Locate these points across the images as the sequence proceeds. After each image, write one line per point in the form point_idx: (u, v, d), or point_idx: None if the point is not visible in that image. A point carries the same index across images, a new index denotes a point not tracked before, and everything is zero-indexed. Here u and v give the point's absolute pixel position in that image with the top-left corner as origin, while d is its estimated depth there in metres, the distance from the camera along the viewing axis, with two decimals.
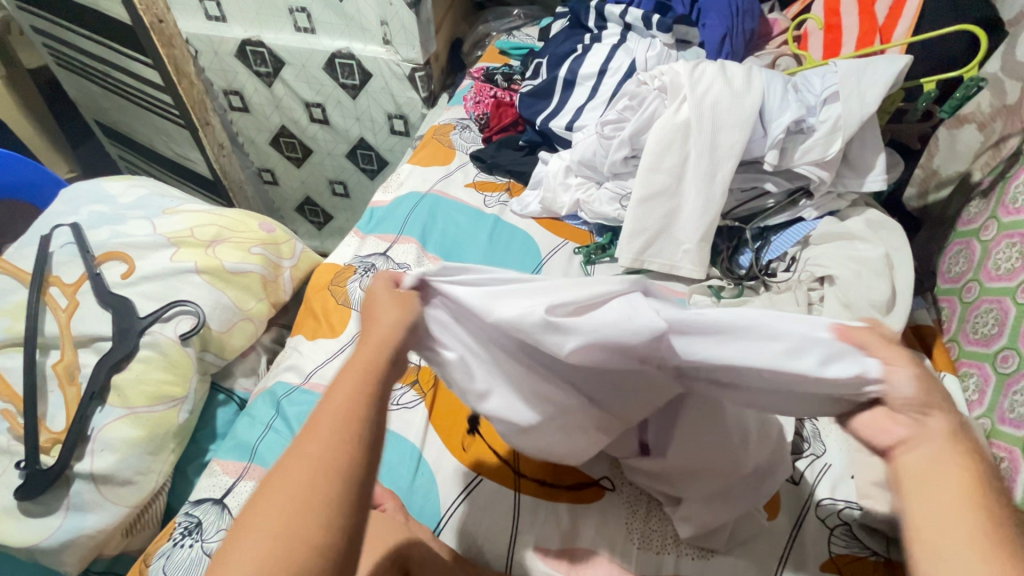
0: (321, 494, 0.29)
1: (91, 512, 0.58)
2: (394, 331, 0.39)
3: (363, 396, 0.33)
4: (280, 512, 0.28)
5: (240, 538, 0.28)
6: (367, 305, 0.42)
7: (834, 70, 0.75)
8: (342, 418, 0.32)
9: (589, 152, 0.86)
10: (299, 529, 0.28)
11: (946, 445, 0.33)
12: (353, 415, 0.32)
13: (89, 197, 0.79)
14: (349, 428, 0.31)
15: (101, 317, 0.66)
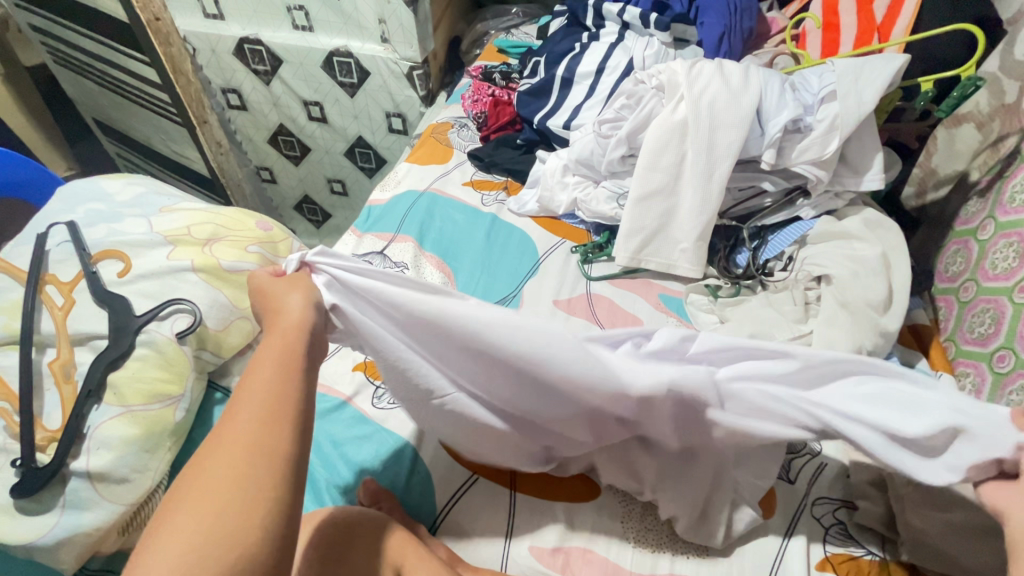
0: (253, 476, 0.34)
1: (88, 510, 0.58)
2: (301, 318, 0.45)
3: (283, 382, 0.39)
4: (215, 494, 0.33)
5: (177, 513, 0.32)
6: (265, 297, 0.48)
7: (832, 68, 0.75)
8: (267, 411, 0.37)
9: (586, 151, 0.86)
10: (234, 506, 0.33)
11: None
12: (276, 407, 0.37)
13: (86, 195, 0.79)
14: (274, 419, 0.37)
15: (97, 315, 0.66)
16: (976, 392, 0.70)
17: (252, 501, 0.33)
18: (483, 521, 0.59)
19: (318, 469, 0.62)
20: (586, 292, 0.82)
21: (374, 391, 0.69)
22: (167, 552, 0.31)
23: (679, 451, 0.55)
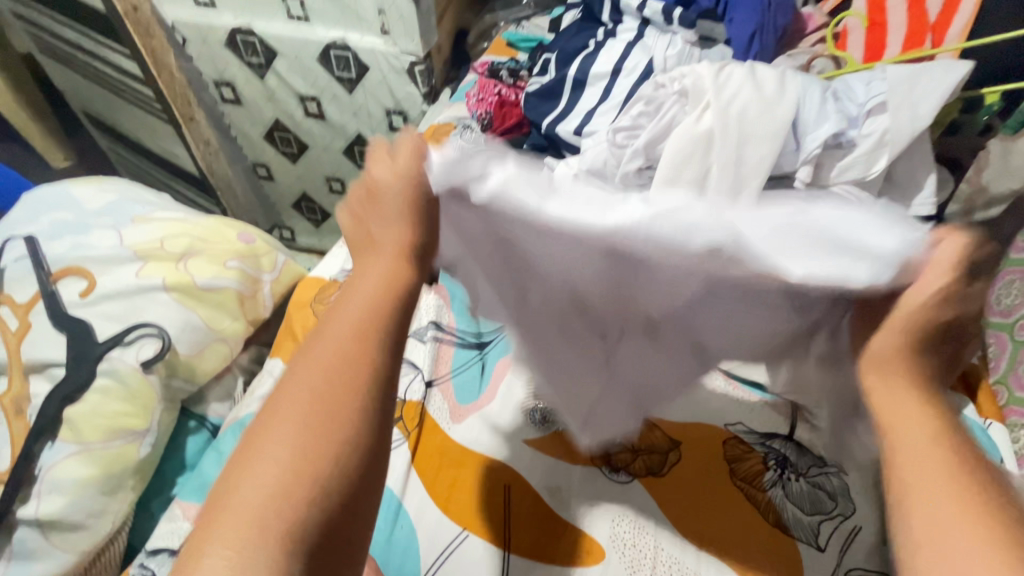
0: (327, 428, 0.31)
1: (37, 560, 0.53)
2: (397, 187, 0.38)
3: (364, 335, 0.34)
4: (287, 437, 0.31)
5: (241, 481, 0.30)
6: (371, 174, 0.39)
7: (881, 76, 0.66)
8: (328, 378, 0.33)
9: (599, 161, 0.78)
10: (305, 465, 0.30)
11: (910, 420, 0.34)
12: (345, 362, 0.33)
13: (53, 203, 0.73)
14: (343, 381, 0.33)
15: (55, 340, 0.60)
16: None
17: (316, 460, 0.30)
18: None
19: None
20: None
21: None
22: (249, 499, 0.29)
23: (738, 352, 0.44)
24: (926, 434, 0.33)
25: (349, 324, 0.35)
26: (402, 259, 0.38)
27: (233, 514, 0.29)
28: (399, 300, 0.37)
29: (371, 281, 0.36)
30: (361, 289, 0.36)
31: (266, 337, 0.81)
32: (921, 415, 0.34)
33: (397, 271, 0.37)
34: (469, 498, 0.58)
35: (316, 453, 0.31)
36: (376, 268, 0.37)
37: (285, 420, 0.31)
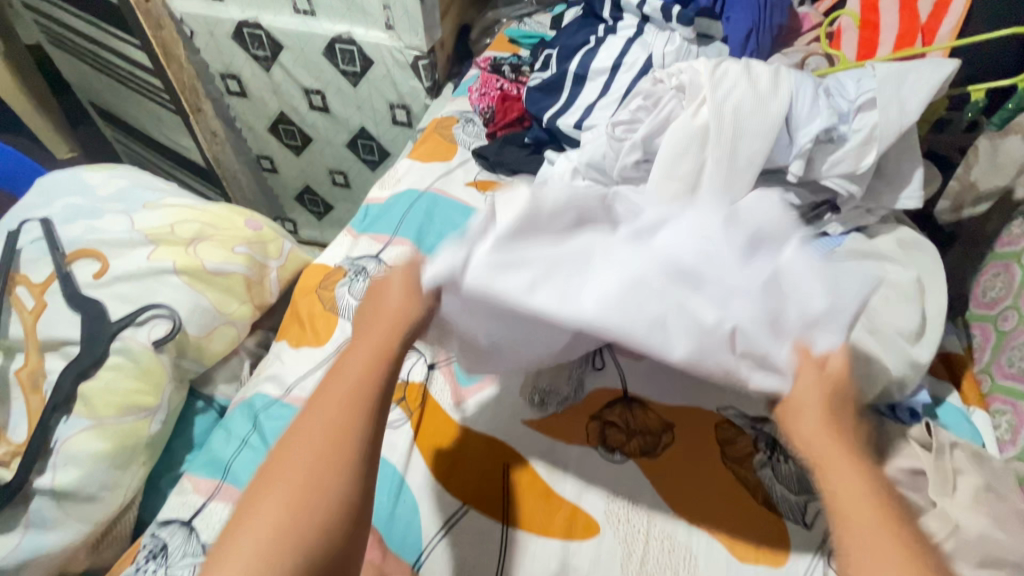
0: (325, 484, 0.41)
1: (52, 529, 0.56)
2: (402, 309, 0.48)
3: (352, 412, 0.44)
4: (291, 486, 0.41)
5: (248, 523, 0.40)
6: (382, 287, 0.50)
7: (871, 73, 0.68)
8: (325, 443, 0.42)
9: (598, 154, 0.80)
10: (303, 514, 0.40)
11: (822, 432, 0.43)
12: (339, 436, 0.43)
13: (66, 188, 0.75)
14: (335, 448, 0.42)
15: (69, 319, 0.62)
16: (1012, 433, 0.65)
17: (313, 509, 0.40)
18: (468, 558, 0.56)
19: None
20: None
21: None
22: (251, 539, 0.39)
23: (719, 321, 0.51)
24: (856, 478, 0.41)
25: (339, 401, 0.44)
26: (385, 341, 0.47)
27: (253, 527, 0.39)
28: (381, 377, 0.46)
29: (359, 363, 0.46)
30: (351, 369, 0.46)
31: (271, 322, 0.83)
32: (828, 429, 0.43)
33: (380, 352, 0.47)
34: (469, 474, 0.61)
35: (308, 498, 0.40)
36: (366, 351, 0.47)
37: (286, 472, 0.41)
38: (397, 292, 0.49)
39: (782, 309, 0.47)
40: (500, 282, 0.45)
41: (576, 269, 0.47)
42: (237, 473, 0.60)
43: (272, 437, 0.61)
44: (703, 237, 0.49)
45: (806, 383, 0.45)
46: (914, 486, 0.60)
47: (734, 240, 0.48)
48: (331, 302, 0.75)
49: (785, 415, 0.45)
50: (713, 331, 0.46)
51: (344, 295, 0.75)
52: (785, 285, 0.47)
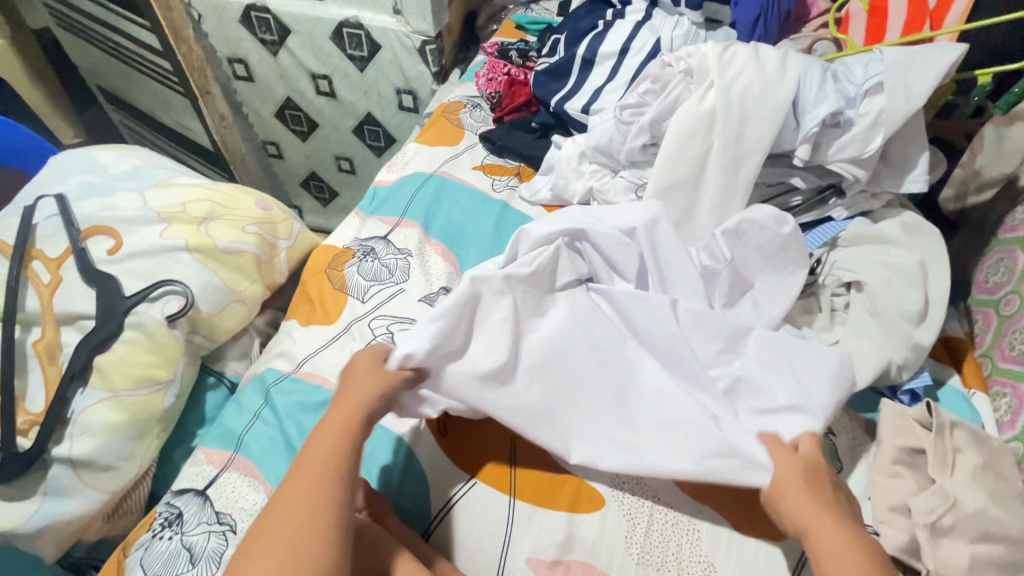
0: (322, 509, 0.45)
1: (69, 497, 0.57)
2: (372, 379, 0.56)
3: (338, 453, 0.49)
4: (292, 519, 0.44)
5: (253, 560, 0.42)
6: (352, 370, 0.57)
7: (879, 57, 0.68)
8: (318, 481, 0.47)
9: (605, 138, 0.81)
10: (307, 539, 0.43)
11: (805, 496, 0.51)
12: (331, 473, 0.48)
13: (79, 166, 0.76)
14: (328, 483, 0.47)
15: (84, 293, 0.63)
16: (1011, 414, 0.65)
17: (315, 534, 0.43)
18: (476, 530, 0.57)
19: None
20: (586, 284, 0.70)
21: None
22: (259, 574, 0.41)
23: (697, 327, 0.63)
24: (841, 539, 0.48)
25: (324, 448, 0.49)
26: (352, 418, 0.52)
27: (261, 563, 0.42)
28: (349, 452, 0.50)
29: (329, 441, 0.50)
30: (320, 446, 0.49)
31: (281, 303, 0.84)
32: (807, 493, 0.51)
33: (347, 427, 0.51)
34: (474, 448, 0.62)
35: (290, 572, 0.41)
36: (335, 430, 0.51)
37: (265, 552, 0.42)
38: (366, 375, 0.56)
39: (737, 389, 0.62)
40: (479, 373, 0.60)
41: (552, 363, 0.61)
42: (249, 445, 0.61)
43: (284, 410, 0.63)
44: (658, 346, 0.63)
45: (786, 470, 0.53)
46: (913, 464, 0.61)
47: (712, 335, 0.63)
48: (341, 282, 0.76)
49: (772, 494, 0.53)
50: (710, 433, 0.57)
51: (353, 275, 0.76)
52: (748, 380, 0.62)
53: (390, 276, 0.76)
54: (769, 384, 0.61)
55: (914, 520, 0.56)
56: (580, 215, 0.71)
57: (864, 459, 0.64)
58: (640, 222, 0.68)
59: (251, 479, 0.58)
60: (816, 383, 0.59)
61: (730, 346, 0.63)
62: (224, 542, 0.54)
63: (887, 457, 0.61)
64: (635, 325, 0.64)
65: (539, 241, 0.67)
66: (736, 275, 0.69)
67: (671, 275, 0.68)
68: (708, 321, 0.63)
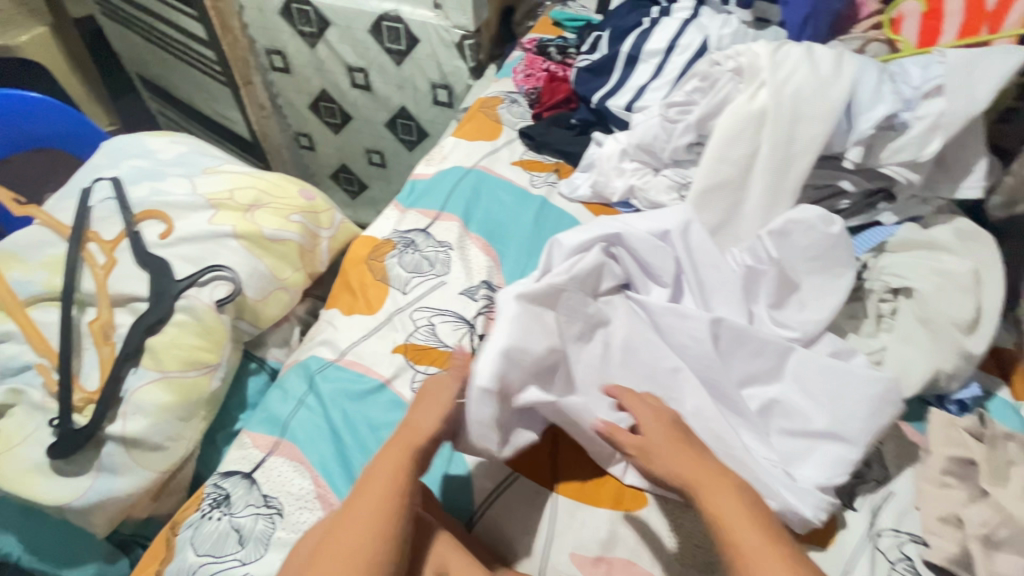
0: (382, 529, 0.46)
1: (121, 475, 0.58)
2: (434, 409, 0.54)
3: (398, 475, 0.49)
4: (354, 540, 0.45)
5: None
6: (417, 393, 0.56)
7: (939, 60, 0.67)
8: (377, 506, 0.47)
9: (649, 135, 0.80)
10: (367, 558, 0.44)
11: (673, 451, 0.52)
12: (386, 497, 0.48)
13: (131, 151, 0.77)
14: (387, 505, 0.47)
15: (138, 276, 0.65)
16: None
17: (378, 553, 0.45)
18: (519, 523, 0.57)
19: (353, 454, 0.60)
20: (623, 290, 0.70)
21: (413, 375, 0.65)
22: None
23: (734, 344, 0.63)
24: (734, 498, 0.47)
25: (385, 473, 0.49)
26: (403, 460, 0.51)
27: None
28: (402, 498, 0.48)
29: (386, 475, 0.49)
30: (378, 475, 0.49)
31: (320, 292, 0.85)
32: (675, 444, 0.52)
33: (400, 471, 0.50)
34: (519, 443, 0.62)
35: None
36: (391, 463, 0.50)
37: None
38: (426, 402, 0.55)
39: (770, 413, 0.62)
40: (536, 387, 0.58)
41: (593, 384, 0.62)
42: (295, 432, 0.62)
43: (330, 398, 0.63)
44: (694, 361, 0.62)
45: (654, 429, 0.54)
46: (963, 475, 0.59)
47: (751, 354, 0.63)
48: (382, 272, 0.76)
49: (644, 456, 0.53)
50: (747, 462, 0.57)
51: (393, 266, 0.77)
52: (786, 403, 0.62)
53: (431, 268, 0.76)
54: (804, 402, 0.61)
55: (966, 532, 0.55)
56: (611, 221, 0.71)
57: (911, 469, 0.63)
58: (674, 227, 0.69)
59: (297, 463, 0.59)
60: (854, 406, 0.58)
61: (767, 368, 0.63)
62: (271, 526, 0.55)
63: (936, 467, 0.60)
64: (671, 341, 0.64)
65: (575, 250, 0.67)
66: (783, 277, 0.68)
67: (708, 278, 0.68)
68: (748, 340, 0.63)
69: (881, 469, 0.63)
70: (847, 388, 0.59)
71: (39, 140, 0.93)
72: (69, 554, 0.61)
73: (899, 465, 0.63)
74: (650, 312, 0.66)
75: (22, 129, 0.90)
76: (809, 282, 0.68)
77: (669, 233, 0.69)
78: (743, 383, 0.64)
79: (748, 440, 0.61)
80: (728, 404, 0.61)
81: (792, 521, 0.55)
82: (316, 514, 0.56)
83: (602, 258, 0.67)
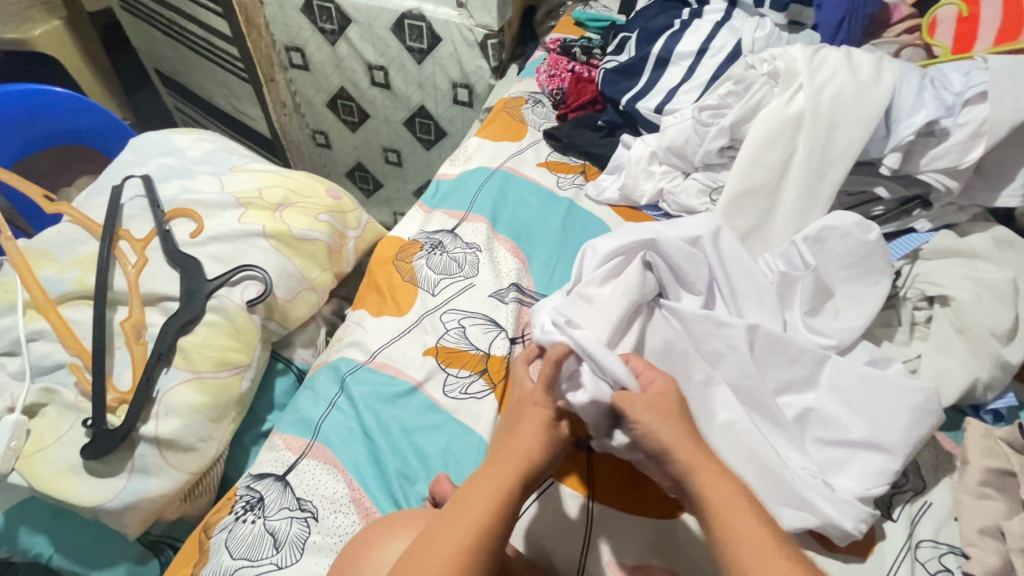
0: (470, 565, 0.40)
1: (154, 477, 0.57)
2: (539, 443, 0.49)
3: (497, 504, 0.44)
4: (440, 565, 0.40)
5: None
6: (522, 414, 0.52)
7: (983, 66, 0.66)
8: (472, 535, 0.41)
9: (680, 138, 0.79)
10: None
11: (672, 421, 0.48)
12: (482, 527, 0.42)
13: (159, 148, 0.77)
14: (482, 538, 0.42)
15: (169, 275, 0.64)
16: None
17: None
18: (555, 528, 0.56)
19: (387, 456, 0.60)
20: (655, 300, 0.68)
21: (445, 378, 0.65)
22: None
23: (770, 350, 0.63)
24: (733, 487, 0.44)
25: (485, 496, 0.44)
26: (505, 488, 0.45)
27: None
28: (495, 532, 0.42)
29: (484, 498, 0.44)
30: (477, 500, 0.44)
31: (345, 292, 0.85)
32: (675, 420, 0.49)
33: (499, 503, 0.44)
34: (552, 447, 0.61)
35: None
36: (492, 486, 0.45)
37: None
38: (530, 425, 0.50)
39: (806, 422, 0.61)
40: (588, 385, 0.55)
41: None
42: (327, 434, 0.61)
43: (363, 401, 0.63)
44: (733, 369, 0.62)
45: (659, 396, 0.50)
46: (1003, 486, 0.58)
47: (787, 361, 0.62)
48: (410, 273, 0.76)
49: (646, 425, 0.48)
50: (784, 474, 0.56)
51: (421, 267, 0.76)
52: (821, 412, 0.61)
53: (459, 270, 0.76)
54: (842, 411, 0.60)
55: (1008, 544, 0.54)
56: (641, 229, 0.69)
57: (947, 479, 0.62)
58: (704, 233, 0.68)
59: (330, 466, 0.59)
60: (894, 416, 0.58)
61: (803, 375, 0.62)
62: (306, 529, 0.54)
63: (974, 478, 0.59)
64: (705, 349, 0.64)
65: (608, 258, 0.66)
66: (819, 281, 0.65)
67: (740, 287, 0.67)
68: (784, 348, 0.62)
69: (917, 480, 0.62)
70: (886, 397, 0.59)
71: (52, 134, 0.91)
72: (100, 554, 0.61)
73: (935, 475, 0.62)
74: (684, 321, 0.65)
75: (30, 126, 0.88)
76: (844, 289, 0.67)
77: (700, 238, 0.68)
78: (779, 390, 0.63)
79: (783, 449, 0.60)
80: (765, 412, 0.61)
81: (832, 533, 0.55)
82: (351, 518, 0.55)
83: (633, 267, 0.65)
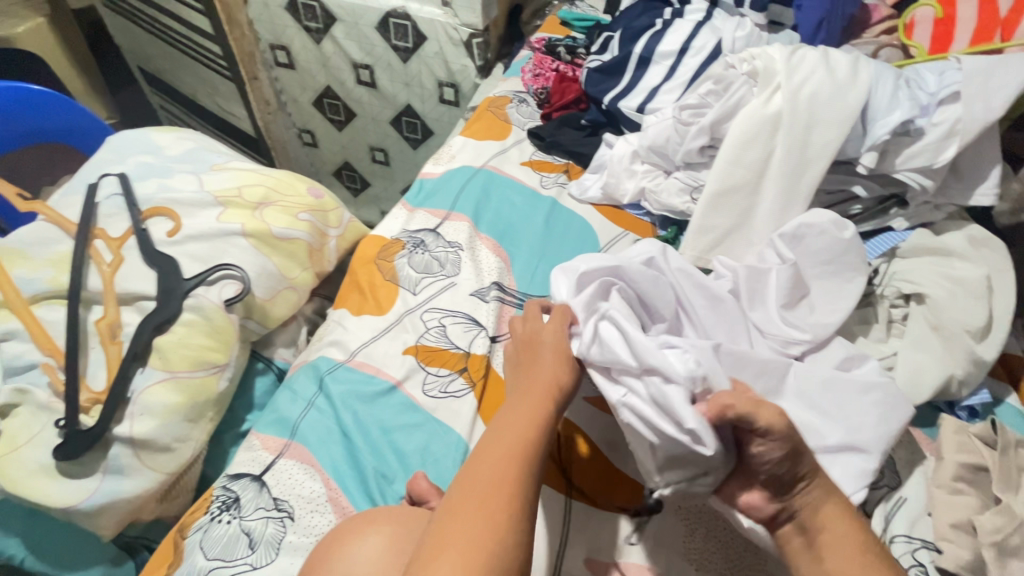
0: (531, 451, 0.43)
1: (128, 477, 0.57)
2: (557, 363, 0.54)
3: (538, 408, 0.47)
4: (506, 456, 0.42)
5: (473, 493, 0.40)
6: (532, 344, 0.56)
7: (955, 66, 0.67)
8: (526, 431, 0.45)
9: (662, 137, 0.80)
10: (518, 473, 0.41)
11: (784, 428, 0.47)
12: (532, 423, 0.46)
13: (137, 147, 0.77)
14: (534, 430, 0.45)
15: (145, 274, 0.64)
16: None
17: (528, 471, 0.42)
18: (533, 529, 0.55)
19: (364, 456, 0.59)
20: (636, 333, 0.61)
21: (424, 376, 0.65)
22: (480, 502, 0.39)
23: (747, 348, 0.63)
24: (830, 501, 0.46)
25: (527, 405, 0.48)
26: (543, 399, 0.49)
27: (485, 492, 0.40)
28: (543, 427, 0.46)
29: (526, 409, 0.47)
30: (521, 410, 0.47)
31: (327, 291, 0.84)
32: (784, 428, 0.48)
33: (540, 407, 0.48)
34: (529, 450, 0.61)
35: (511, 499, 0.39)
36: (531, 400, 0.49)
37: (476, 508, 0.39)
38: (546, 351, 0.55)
39: None
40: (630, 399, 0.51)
41: None
42: (305, 433, 0.61)
43: (341, 399, 0.63)
44: None
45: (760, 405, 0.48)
46: (975, 481, 0.59)
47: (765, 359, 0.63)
48: (391, 273, 0.76)
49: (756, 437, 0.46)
50: None
51: (403, 266, 0.76)
52: None
53: (441, 269, 0.76)
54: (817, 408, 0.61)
55: (980, 539, 0.54)
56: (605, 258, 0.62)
57: (922, 475, 0.63)
58: (655, 252, 0.65)
59: (307, 466, 0.58)
60: (867, 411, 0.58)
61: None
62: (282, 529, 0.54)
63: (948, 473, 0.60)
64: None
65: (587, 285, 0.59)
66: (796, 277, 0.66)
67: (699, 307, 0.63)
68: (748, 363, 0.59)
69: (892, 475, 0.63)
70: (860, 394, 0.59)
71: (33, 134, 0.90)
72: (75, 556, 0.60)
73: (910, 471, 0.63)
74: None
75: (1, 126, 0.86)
76: (821, 287, 0.67)
77: (653, 259, 0.65)
78: None
79: None
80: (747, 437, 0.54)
81: None
82: (327, 517, 0.55)
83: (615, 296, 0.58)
